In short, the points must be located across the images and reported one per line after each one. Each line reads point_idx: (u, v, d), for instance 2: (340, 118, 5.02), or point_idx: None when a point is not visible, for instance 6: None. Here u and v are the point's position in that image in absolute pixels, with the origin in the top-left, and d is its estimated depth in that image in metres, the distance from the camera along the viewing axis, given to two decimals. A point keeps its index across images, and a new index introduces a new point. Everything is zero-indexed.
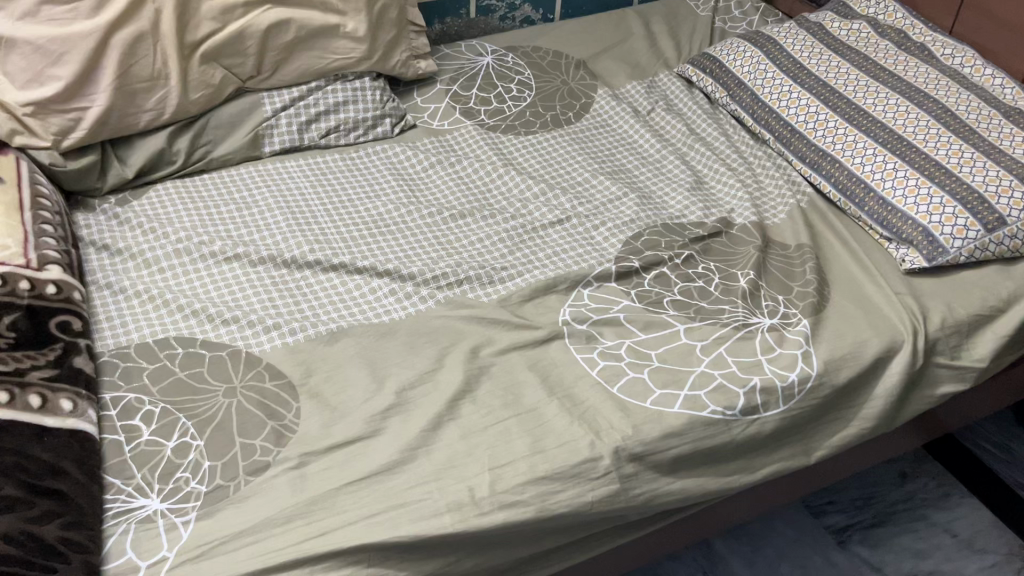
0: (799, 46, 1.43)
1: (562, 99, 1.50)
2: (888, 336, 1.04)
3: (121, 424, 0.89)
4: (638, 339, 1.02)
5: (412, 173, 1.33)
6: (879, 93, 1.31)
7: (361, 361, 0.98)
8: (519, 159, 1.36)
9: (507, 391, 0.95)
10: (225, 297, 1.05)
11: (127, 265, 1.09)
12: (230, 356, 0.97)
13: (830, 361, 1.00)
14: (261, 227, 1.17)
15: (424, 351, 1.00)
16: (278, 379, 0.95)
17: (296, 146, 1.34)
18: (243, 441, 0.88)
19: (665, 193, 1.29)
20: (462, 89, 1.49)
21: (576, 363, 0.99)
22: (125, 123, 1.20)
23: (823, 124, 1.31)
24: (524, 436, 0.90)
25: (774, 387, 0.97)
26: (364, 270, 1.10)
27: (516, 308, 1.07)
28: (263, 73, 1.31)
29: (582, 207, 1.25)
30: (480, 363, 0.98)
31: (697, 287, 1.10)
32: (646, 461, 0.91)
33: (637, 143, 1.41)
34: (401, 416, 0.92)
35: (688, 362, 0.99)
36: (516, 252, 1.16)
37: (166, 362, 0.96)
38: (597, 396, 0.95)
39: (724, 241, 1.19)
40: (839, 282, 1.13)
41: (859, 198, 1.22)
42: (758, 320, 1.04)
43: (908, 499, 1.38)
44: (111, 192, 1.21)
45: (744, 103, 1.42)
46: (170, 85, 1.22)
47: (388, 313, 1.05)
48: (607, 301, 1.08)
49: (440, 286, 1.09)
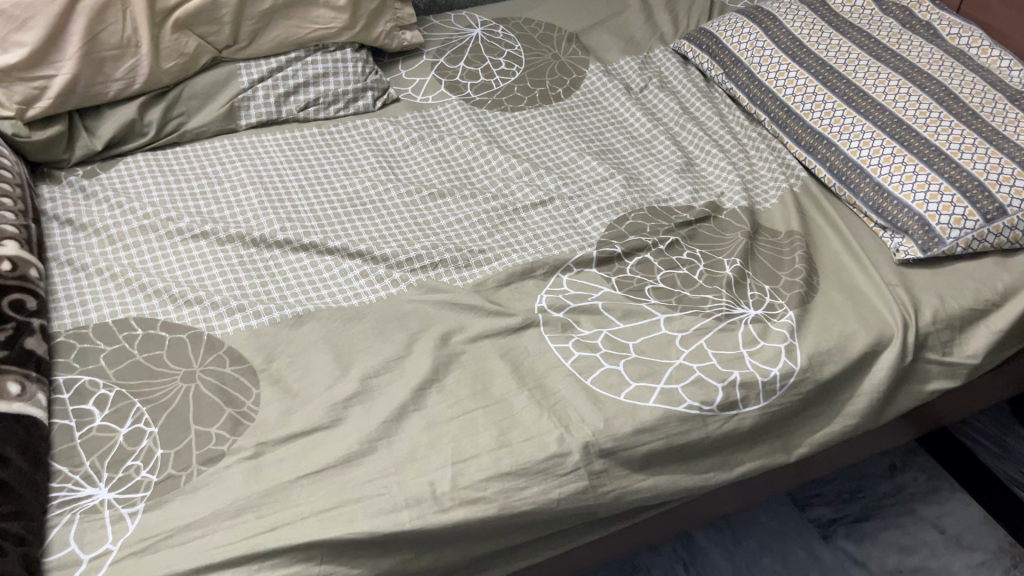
0: (799, 22, 1.38)
1: (552, 74, 1.44)
2: (876, 330, 0.99)
3: (72, 408, 0.86)
4: (616, 329, 0.98)
5: (391, 150, 1.28)
6: (881, 74, 1.25)
7: (326, 346, 0.95)
8: (503, 137, 1.31)
9: (475, 380, 0.92)
10: (190, 277, 1.02)
11: (91, 241, 1.05)
12: (191, 339, 0.94)
13: (814, 355, 0.96)
14: (231, 204, 1.13)
15: (392, 337, 0.96)
16: (239, 364, 0.92)
17: (274, 119, 1.30)
18: (198, 428, 0.85)
19: (653, 175, 1.25)
20: (449, 62, 1.44)
21: (550, 353, 0.95)
22: (94, 92, 1.16)
23: (821, 105, 1.26)
24: (490, 428, 0.86)
25: (754, 382, 0.93)
26: (335, 250, 1.06)
27: (492, 294, 1.03)
28: (240, 42, 1.26)
29: (567, 187, 1.21)
30: (450, 350, 0.95)
31: (681, 275, 1.06)
32: (617, 458, 0.87)
33: (628, 123, 1.36)
34: (364, 405, 0.89)
35: (666, 354, 0.95)
36: (494, 234, 1.13)
37: (125, 344, 0.93)
38: (569, 387, 0.91)
39: (711, 226, 1.15)
40: (829, 271, 1.08)
41: (855, 183, 1.17)
42: (742, 311, 1.01)
43: (897, 493, 1.34)
44: (79, 163, 1.17)
45: (739, 81, 1.37)
46: (141, 53, 1.17)
47: (358, 296, 1.02)
48: (586, 288, 1.04)
49: (413, 269, 1.06)
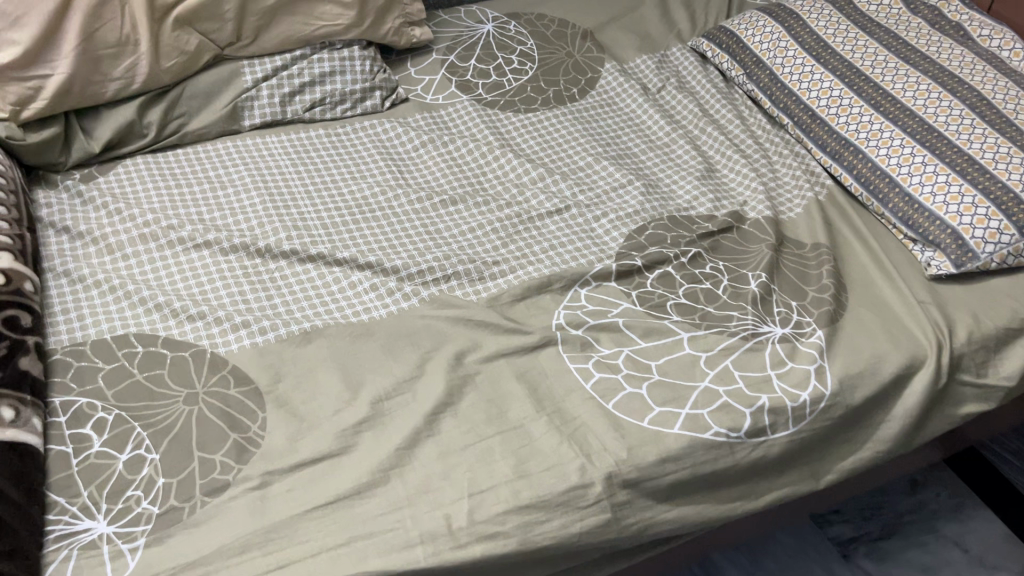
0: (823, 21, 1.33)
1: (567, 73, 1.39)
2: (908, 351, 0.95)
3: (70, 433, 0.81)
4: (638, 348, 0.94)
5: (400, 152, 1.24)
6: (910, 77, 1.21)
7: (335, 365, 0.91)
8: (517, 140, 1.26)
9: (491, 404, 0.87)
10: (191, 290, 0.97)
11: (88, 251, 1.01)
12: (193, 357, 0.90)
13: (845, 378, 0.92)
14: (235, 210, 1.09)
15: (403, 356, 0.92)
16: (243, 386, 0.87)
17: (279, 120, 1.25)
18: (202, 455, 0.80)
19: (673, 181, 1.20)
20: (459, 60, 1.39)
21: (569, 374, 0.91)
22: (90, 92, 1.11)
23: (847, 110, 1.21)
24: (508, 457, 0.82)
25: (783, 407, 0.89)
26: (344, 262, 1.02)
27: (507, 309, 0.99)
28: (244, 39, 1.21)
29: (583, 195, 1.16)
30: (464, 371, 0.91)
31: (704, 290, 1.02)
32: (641, 488, 0.83)
33: (645, 125, 1.31)
34: (375, 430, 0.84)
35: (690, 376, 0.91)
36: (509, 245, 1.08)
37: (124, 362, 0.88)
38: (590, 412, 0.87)
39: (734, 237, 1.10)
40: (857, 286, 1.04)
41: (883, 193, 1.13)
42: (769, 330, 0.96)
43: (918, 510, 1.31)
44: (76, 166, 1.12)
45: (761, 83, 1.32)
46: (140, 51, 1.12)
47: (368, 311, 0.97)
48: (605, 303, 1.00)
49: (425, 282, 1.01)
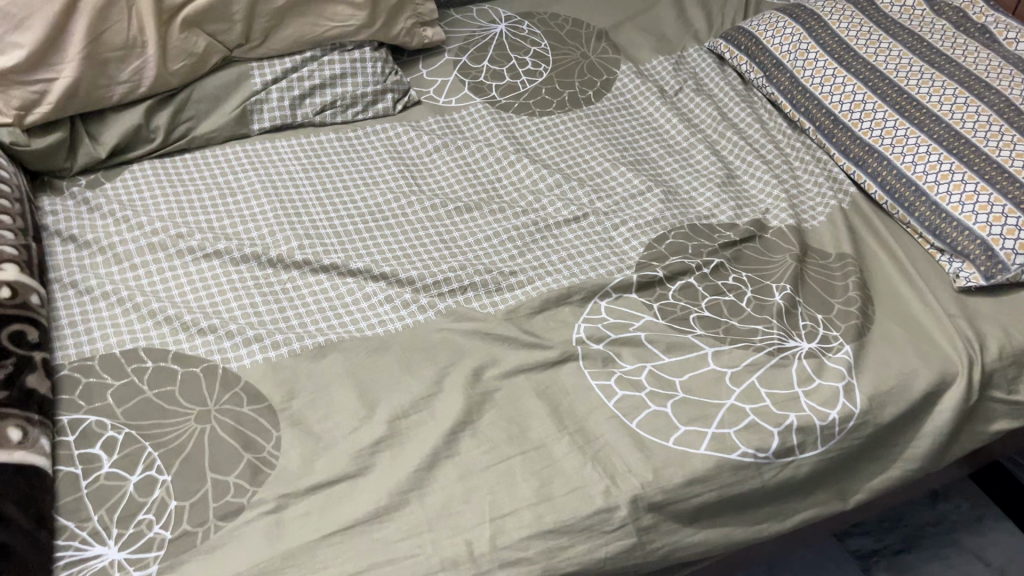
0: (845, 23, 1.29)
1: (582, 74, 1.36)
2: (939, 367, 0.93)
3: (78, 453, 0.79)
4: (661, 364, 0.92)
5: (414, 157, 1.21)
6: (935, 81, 1.18)
7: (350, 381, 0.88)
8: (532, 145, 1.23)
9: (512, 423, 0.85)
10: (202, 302, 0.95)
11: (95, 260, 0.98)
12: (205, 373, 0.87)
13: (874, 396, 0.90)
14: (245, 218, 1.06)
15: (420, 372, 0.89)
16: (257, 404, 0.85)
17: (289, 123, 1.22)
18: (215, 477, 0.78)
19: (692, 188, 1.17)
20: (472, 61, 1.36)
21: (591, 391, 0.88)
22: (97, 96, 1.08)
23: (871, 115, 1.18)
24: (530, 479, 0.80)
25: (812, 426, 0.86)
26: (358, 272, 0.99)
27: (526, 322, 0.96)
28: (253, 41, 1.18)
29: (601, 202, 1.13)
30: (483, 388, 0.88)
31: (727, 302, 0.99)
32: (667, 511, 0.80)
33: (662, 129, 1.28)
34: (393, 450, 0.82)
35: (716, 394, 0.89)
36: (526, 254, 1.06)
37: (133, 378, 0.86)
38: (613, 431, 0.85)
39: (757, 247, 1.08)
40: (884, 299, 1.02)
41: (909, 201, 1.10)
42: (795, 345, 0.94)
43: (939, 523, 1.28)
44: (81, 172, 1.09)
45: (781, 86, 1.30)
46: (147, 54, 1.10)
47: (383, 324, 0.95)
48: (626, 316, 0.97)
49: (441, 293, 0.99)
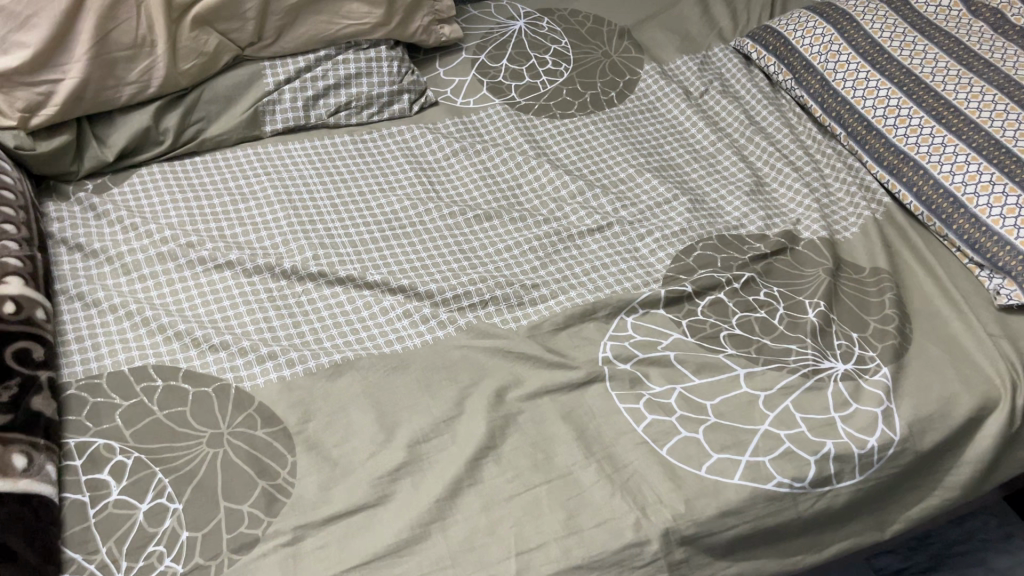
0: (878, 24, 1.25)
1: (604, 74, 1.32)
2: (981, 392, 0.89)
3: (86, 479, 0.76)
4: (691, 386, 0.88)
5: (431, 162, 1.17)
6: (973, 86, 1.13)
7: (368, 402, 0.85)
8: (553, 150, 1.19)
9: (537, 448, 0.82)
10: (214, 316, 0.91)
11: (103, 271, 0.94)
12: (217, 393, 0.84)
13: (914, 423, 0.86)
14: (257, 225, 1.03)
15: (441, 393, 0.86)
16: (271, 426, 0.81)
17: (302, 125, 1.18)
18: (228, 506, 0.75)
19: (720, 196, 1.14)
20: (490, 60, 1.32)
21: (619, 415, 0.85)
22: (104, 98, 1.04)
23: (906, 121, 1.13)
24: (557, 510, 0.77)
25: (850, 454, 0.83)
26: (375, 285, 0.96)
27: (549, 340, 0.92)
28: (265, 39, 1.14)
29: (626, 211, 1.09)
30: (507, 411, 0.85)
31: (759, 319, 0.96)
32: (698, 545, 0.77)
33: (688, 133, 1.24)
34: (414, 477, 0.79)
35: (749, 419, 0.85)
36: (548, 266, 1.02)
37: (143, 398, 0.83)
38: (643, 459, 0.81)
39: (788, 260, 1.04)
40: (921, 317, 0.98)
41: (946, 213, 1.06)
42: (831, 366, 0.90)
43: (967, 540, 1.25)
44: (88, 176, 1.06)
45: (811, 89, 1.25)
46: (156, 53, 1.06)
47: (401, 340, 0.91)
48: (654, 333, 0.93)
49: (461, 307, 0.95)
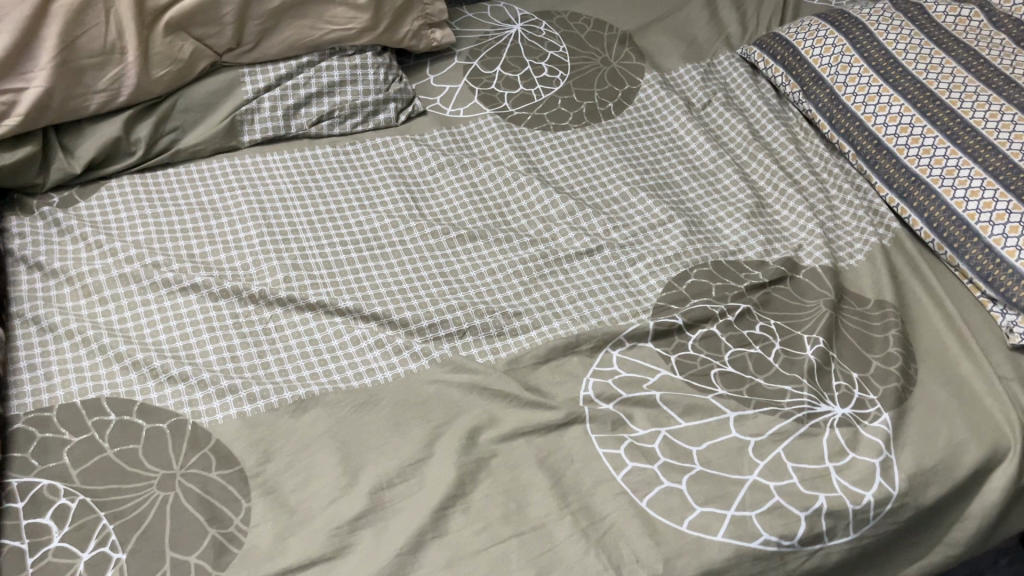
0: (892, 34, 1.18)
1: (603, 83, 1.26)
2: (989, 442, 0.83)
3: (27, 524, 0.71)
4: (677, 429, 0.83)
5: (415, 177, 1.11)
6: (992, 105, 1.06)
7: (331, 442, 0.80)
8: (545, 165, 1.14)
9: (509, 497, 0.77)
10: (175, 345, 0.87)
11: (62, 293, 0.90)
12: (172, 429, 0.79)
13: (915, 475, 0.80)
14: (228, 244, 0.98)
15: (410, 433, 0.81)
16: (227, 468, 0.77)
17: (282, 135, 1.13)
18: (174, 556, 0.70)
19: (718, 218, 1.08)
20: (484, 66, 1.26)
21: (598, 461, 0.80)
22: (71, 107, 0.99)
23: (919, 141, 1.07)
24: (526, 567, 0.72)
25: (843, 510, 0.77)
26: (347, 311, 0.91)
27: (528, 375, 0.87)
28: (244, 45, 1.09)
29: (618, 233, 1.04)
30: (479, 453, 0.80)
31: (753, 356, 0.90)
32: None
33: (688, 148, 1.18)
34: (375, 526, 0.74)
35: (737, 468, 0.80)
36: (533, 292, 0.96)
37: (94, 434, 0.78)
38: (621, 511, 0.76)
39: (788, 290, 0.98)
40: (928, 355, 0.92)
41: (959, 242, 0.99)
42: (827, 411, 0.84)
43: None
44: (55, 188, 1.01)
45: (820, 103, 1.18)
46: (127, 60, 1.01)
47: (372, 373, 0.86)
48: (641, 370, 0.88)
49: (437, 337, 0.90)
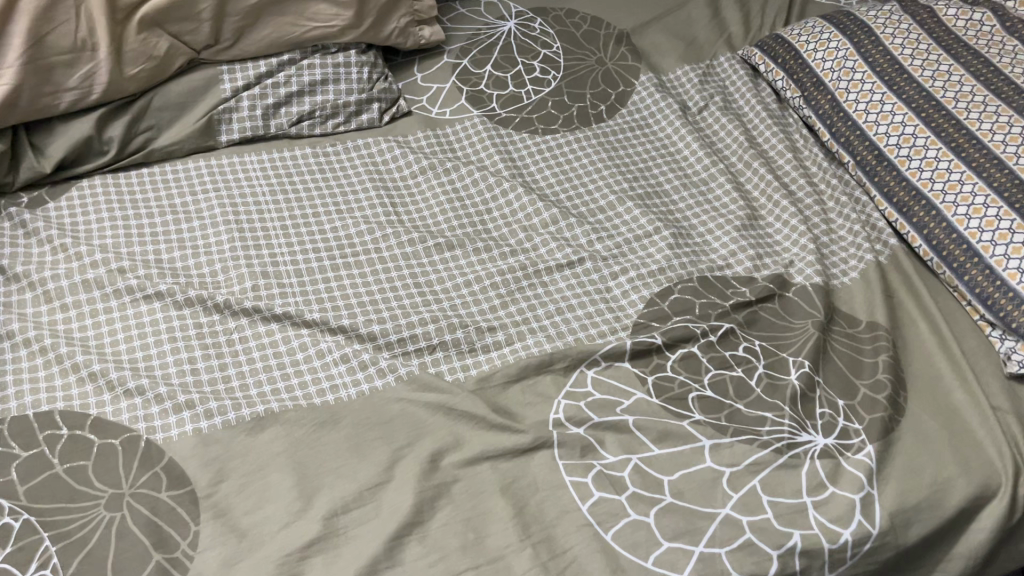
0: (899, 39, 1.12)
1: (596, 84, 1.21)
2: (979, 479, 0.79)
3: None
4: (649, 457, 0.79)
5: (396, 181, 1.08)
6: (1001, 117, 1.01)
7: (288, 463, 0.77)
8: (531, 171, 1.10)
9: (469, 527, 0.74)
10: (135, 356, 0.84)
11: (24, 298, 0.87)
12: (125, 446, 0.77)
13: (897, 512, 0.77)
14: (198, 250, 0.95)
15: (370, 454, 0.78)
16: (178, 489, 0.74)
17: (261, 135, 1.09)
18: None
19: (707, 230, 1.03)
20: (473, 65, 1.22)
21: (563, 490, 0.76)
22: (41, 106, 0.96)
23: (921, 152, 1.02)
24: None
25: (819, 549, 0.74)
26: (314, 323, 0.88)
27: (498, 394, 0.84)
28: (223, 42, 1.06)
29: (601, 244, 1.00)
30: (440, 478, 0.77)
31: (734, 379, 0.86)
32: None
33: (680, 155, 1.14)
34: (328, 555, 0.71)
35: (709, 500, 0.76)
36: (509, 305, 0.93)
37: (44, 449, 0.76)
38: (585, 544, 0.73)
39: (775, 308, 0.94)
40: (919, 382, 0.88)
41: (958, 262, 0.94)
42: (809, 441, 0.81)
43: None
44: (24, 188, 0.99)
45: (820, 110, 1.13)
46: (98, 57, 0.98)
47: (335, 390, 0.83)
48: (616, 392, 0.84)
49: (406, 353, 0.87)
